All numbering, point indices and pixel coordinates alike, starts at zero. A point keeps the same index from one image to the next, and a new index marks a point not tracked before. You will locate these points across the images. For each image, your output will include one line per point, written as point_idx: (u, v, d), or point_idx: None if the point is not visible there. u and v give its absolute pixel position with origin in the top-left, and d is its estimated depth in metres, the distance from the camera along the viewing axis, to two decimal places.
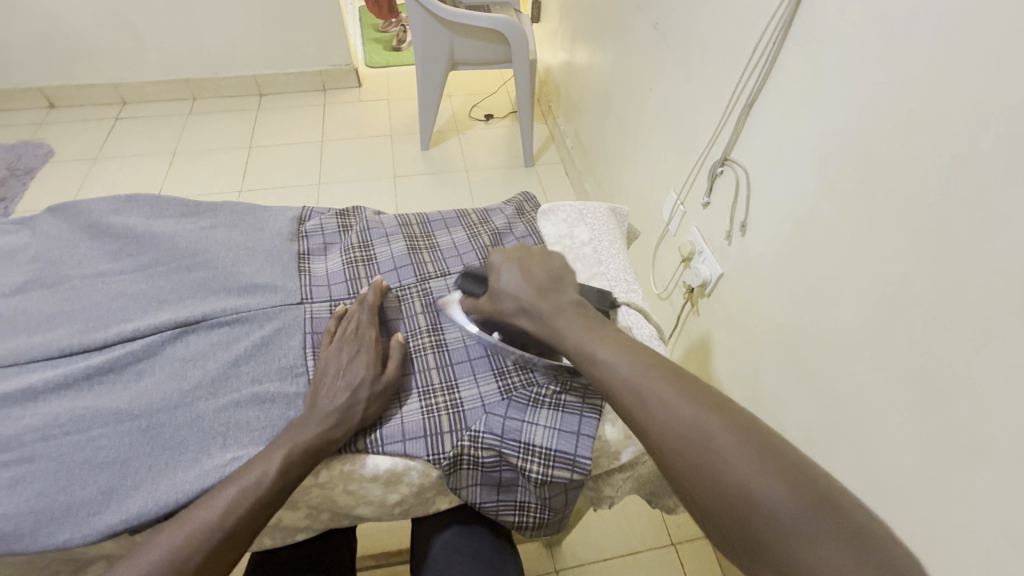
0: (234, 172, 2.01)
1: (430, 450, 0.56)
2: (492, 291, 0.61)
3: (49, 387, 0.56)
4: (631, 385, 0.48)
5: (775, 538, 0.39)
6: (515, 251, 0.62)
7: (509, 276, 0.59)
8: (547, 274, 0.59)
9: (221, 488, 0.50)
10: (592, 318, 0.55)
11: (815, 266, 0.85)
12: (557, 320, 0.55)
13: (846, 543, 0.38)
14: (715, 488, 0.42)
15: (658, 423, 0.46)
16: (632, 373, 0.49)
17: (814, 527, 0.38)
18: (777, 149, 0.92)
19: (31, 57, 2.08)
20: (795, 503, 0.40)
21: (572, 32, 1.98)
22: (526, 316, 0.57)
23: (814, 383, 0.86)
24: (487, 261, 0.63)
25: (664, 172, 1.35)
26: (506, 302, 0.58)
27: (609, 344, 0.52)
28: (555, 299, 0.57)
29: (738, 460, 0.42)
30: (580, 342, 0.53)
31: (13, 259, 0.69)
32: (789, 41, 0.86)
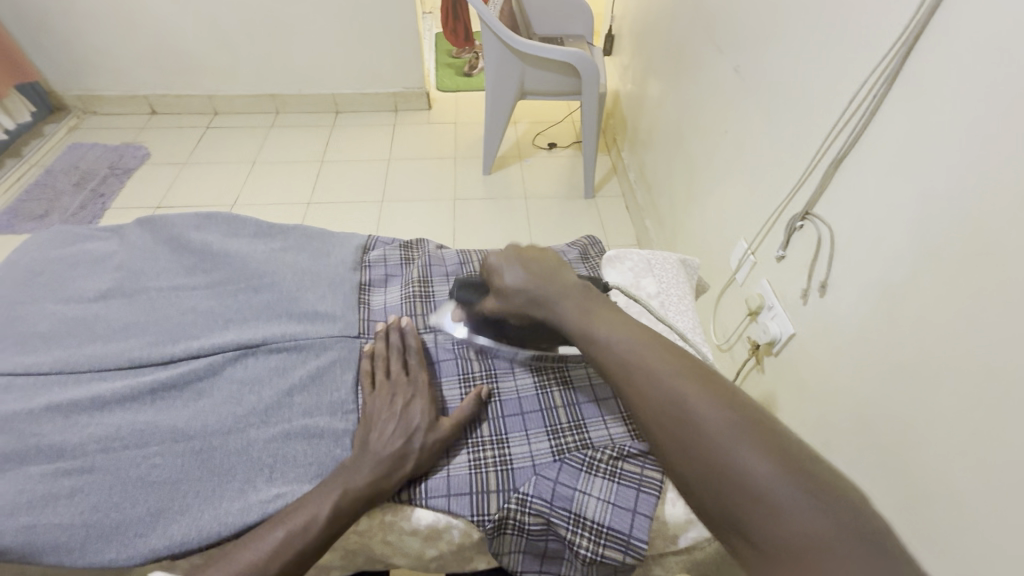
0: (305, 183, 2.11)
1: (474, 509, 0.53)
2: (497, 289, 0.62)
3: (115, 398, 0.58)
4: (623, 359, 0.51)
5: (737, 492, 0.41)
6: (510, 250, 0.63)
7: (513, 273, 0.60)
8: (544, 265, 0.61)
9: (269, 527, 0.49)
10: (591, 300, 0.57)
11: (905, 342, 0.77)
12: (562, 303, 0.57)
13: (825, 508, 0.39)
14: (694, 453, 0.44)
15: (645, 395, 0.48)
16: (627, 348, 0.52)
17: (783, 492, 0.40)
18: (868, 209, 0.85)
19: (141, 68, 2.28)
20: (775, 470, 0.41)
21: (644, 66, 1.96)
22: (537, 307, 0.59)
23: (894, 472, 0.77)
24: (486, 264, 0.64)
25: (734, 218, 1.29)
26: (516, 297, 0.60)
27: (603, 323, 0.54)
28: (560, 284, 0.59)
29: (716, 426, 0.44)
30: (579, 322, 0.55)
31: (100, 264, 0.73)
32: (891, 97, 0.80)
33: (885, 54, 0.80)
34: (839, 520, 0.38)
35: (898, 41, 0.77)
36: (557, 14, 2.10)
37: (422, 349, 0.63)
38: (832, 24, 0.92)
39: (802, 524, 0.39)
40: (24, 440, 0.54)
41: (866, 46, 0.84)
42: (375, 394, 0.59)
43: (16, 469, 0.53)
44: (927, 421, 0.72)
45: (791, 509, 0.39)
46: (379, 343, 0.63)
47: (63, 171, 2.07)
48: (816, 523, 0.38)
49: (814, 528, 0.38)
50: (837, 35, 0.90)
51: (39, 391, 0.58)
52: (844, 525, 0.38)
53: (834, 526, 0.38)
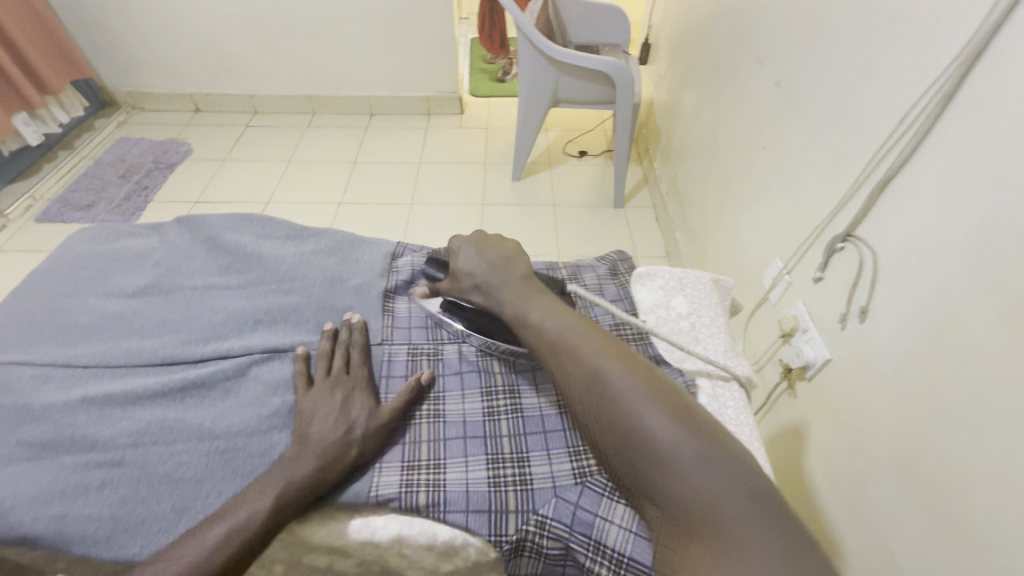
0: (337, 183, 2.14)
1: (492, 529, 0.52)
2: (454, 272, 0.66)
3: (147, 394, 0.59)
4: (554, 341, 0.55)
5: (649, 458, 0.46)
6: (474, 235, 0.67)
7: (467, 258, 0.64)
8: (501, 253, 0.64)
9: (215, 523, 0.49)
10: (529, 286, 0.61)
11: (952, 376, 0.73)
12: (500, 290, 0.61)
13: (719, 465, 0.44)
14: (612, 424, 0.48)
15: (573, 374, 0.52)
16: (560, 330, 0.55)
17: (688, 455, 0.44)
18: (917, 233, 0.81)
19: (187, 67, 2.36)
20: (681, 436, 0.45)
21: (681, 76, 1.93)
22: (480, 292, 0.62)
23: (936, 513, 0.73)
24: (449, 247, 0.68)
25: (770, 236, 1.25)
26: (464, 283, 0.64)
27: (538, 307, 0.58)
28: (504, 273, 0.62)
29: (632, 399, 0.48)
30: (515, 309, 0.59)
31: (139, 261, 0.75)
32: (947, 117, 0.76)
33: (942, 72, 0.76)
34: (731, 472, 0.43)
35: (957, 58, 0.73)
36: (594, 22, 2.09)
37: (364, 342, 0.65)
38: (885, 40, 0.88)
39: (704, 484, 0.43)
40: (60, 431, 0.56)
41: (920, 64, 0.80)
42: (311, 390, 0.59)
43: (50, 459, 0.54)
44: (974, 462, 0.68)
45: (695, 470, 0.44)
46: (324, 342, 0.63)
47: (110, 164, 2.16)
48: (712, 478, 0.43)
49: (708, 483, 0.43)
50: (890, 51, 0.87)
51: (78, 383, 0.60)
52: (741, 480, 0.43)
53: (727, 481, 0.43)
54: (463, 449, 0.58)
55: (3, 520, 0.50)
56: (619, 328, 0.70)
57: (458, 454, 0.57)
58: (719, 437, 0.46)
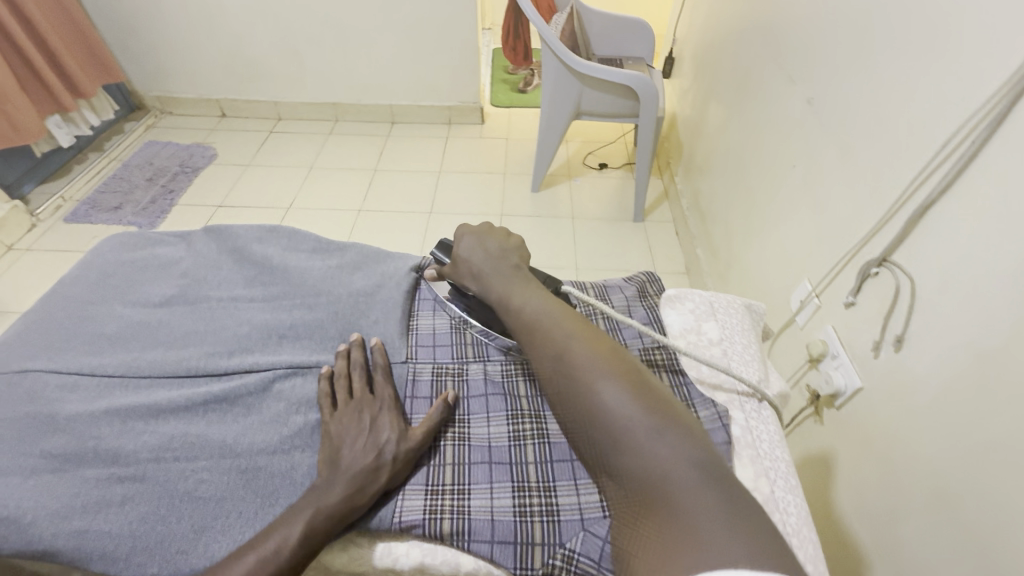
0: (357, 190, 2.16)
1: (519, 562, 0.50)
2: (454, 261, 0.66)
3: (170, 407, 0.59)
4: (530, 322, 0.55)
5: (607, 434, 0.46)
6: (480, 225, 0.67)
7: (468, 248, 0.64)
8: (500, 245, 0.64)
9: (244, 552, 0.47)
10: (520, 277, 0.60)
11: (996, 415, 0.69)
12: (490, 276, 0.61)
13: (674, 441, 0.43)
14: (575, 399, 0.48)
15: (543, 351, 0.53)
16: (536, 310, 0.56)
17: (644, 433, 0.44)
18: (959, 261, 0.78)
19: (216, 74, 2.41)
20: (640, 414, 0.45)
21: (705, 91, 1.91)
22: (474, 279, 0.63)
23: (979, 559, 0.69)
24: (455, 234, 0.67)
25: (798, 257, 1.22)
26: (462, 270, 0.64)
27: (520, 292, 0.58)
28: (499, 262, 0.62)
29: (596, 378, 0.48)
30: (501, 295, 0.59)
31: (166, 269, 0.75)
32: (996, 142, 0.73)
33: (990, 96, 0.73)
34: (687, 451, 0.43)
35: (1006, 82, 0.70)
36: (618, 36, 2.08)
37: (384, 363, 0.64)
38: (927, 61, 0.85)
39: (658, 461, 0.42)
40: (83, 443, 0.55)
41: (965, 88, 0.77)
42: (338, 413, 0.58)
43: (73, 471, 0.54)
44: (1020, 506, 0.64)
45: (649, 448, 0.43)
46: (338, 363, 0.62)
47: (138, 166, 2.20)
48: (665, 456, 0.42)
49: (663, 460, 0.42)
50: (932, 74, 0.84)
51: (102, 393, 0.60)
52: (696, 459, 0.42)
53: (682, 459, 0.42)
54: (488, 475, 0.56)
55: (23, 535, 0.49)
56: (647, 353, 0.69)
57: (483, 480, 0.56)
58: (679, 417, 0.46)
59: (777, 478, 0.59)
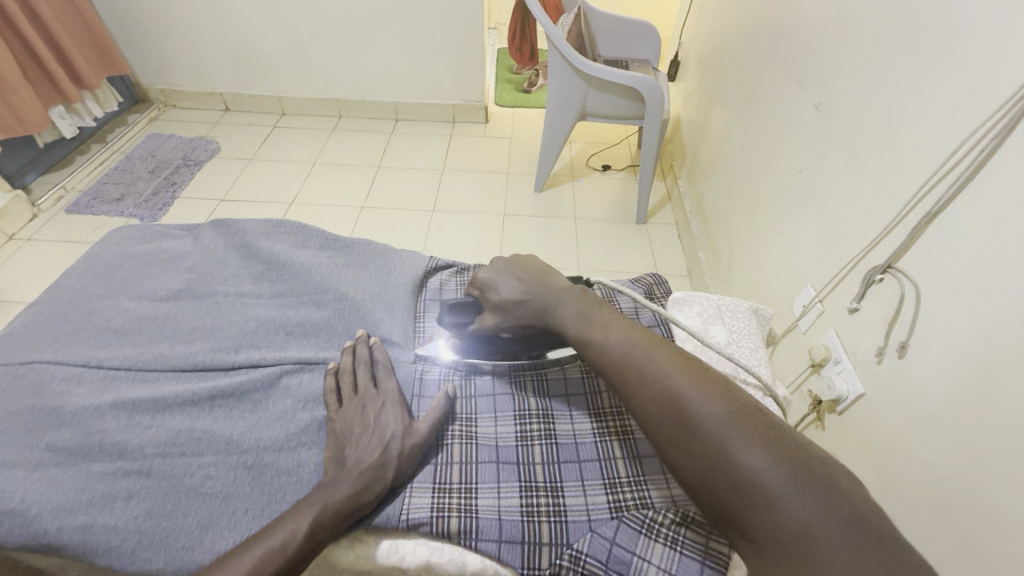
0: (360, 187, 2.15)
1: (525, 561, 0.51)
2: (494, 304, 0.63)
3: (176, 402, 0.58)
4: (623, 360, 0.53)
5: (732, 485, 0.44)
6: (502, 263, 0.65)
7: (506, 286, 0.62)
8: (540, 273, 0.63)
9: (251, 545, 0.47)
10: (588, 303, 0.59)
11: (1001, 421, 0.69)
12: (559, 309, 0.59)
13: (812, 494, 0.42)
14: (691, 450, 0.46)
15: (642, 395, 0.51)
16: (626, 349, 0.53)
17: (778, 485, 0.42)
18: (967, 266, 0.78)
19: (220, 67, 2.40)
20: (770, 464, 0.43)
21: (711, 94, 1.91)
22: (538, 315, 0.60)
23: (979, 564, 0.69)
24: (476, 281, 0.66)
25: (801, 262, 1.23)
26: (515, 309, 0.61)
27: (601, 323, 0.56)
28: (552, 290, 0.61)
29: (712, 423, 0.46)
30: (577, 328, 0.57)
31: (172, 263, 0.75)
32: (1007, 148, 0.73)
33: (1000, 104, 0.73)
34: (826, 503, 0.41)
35: (1017, 92, 0.70)
36: (624, 37, 2.08)
37: (387, 360, 0.63)
38: (938, 66, 0.85)
39: (799, 518, 0.41)
40: (89, 436, 0.55)
41: (978, 94, 0.77)
42: (343, 408, 0.58)
43: (78, 465, 0.54)
44: None
45: (786, 501, 0.41)
46: (344, 358, 0.62)
47: (140, 158, 2.20)
48: (805, 510, 0.41)
49: (802, 516, 0.41)
50: (943, 81, 0.84)
51: (108, 386, 0.60)
52: (836, 510, 0.41)
53: (823, 514, 0.40)
54: (495, 474, 0.56)
55: (28, 527, 0.49)
56: None
57: (490, 480, 0.56)
58: (804, 456, 0.45)
59: None
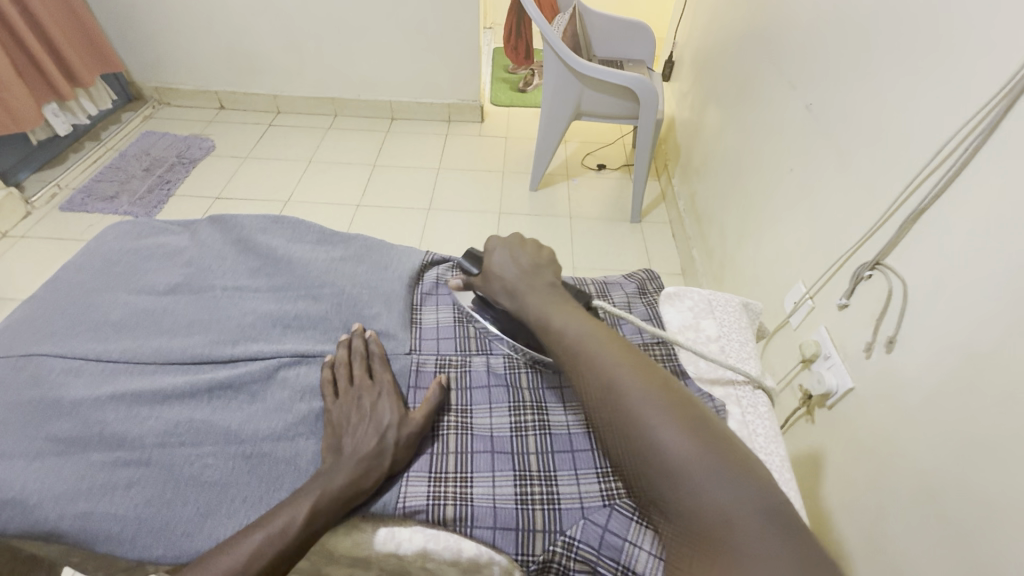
0: (356, 185, 2.16)
1: (519, 547, 0.52)
2: (485, 274, 0.66)
3: (175, 393, 0.59)
4: (573, 347, 0.54)
5: (659, 470, 0.45)
6: (509, 238, 0.67)
7: (500, 262, 0.64)
8: (533, 258, 0.64)
9: (250, 532, 0.48)
10: (555, 295, 0.60)
11: (984, 413, 0.71)
12: (527, 296, 0.60)
13: (731, 482, 0.42)
14: (625, 434, 0.47)
15: (587, 379, 0.52)
16: (578, 335, 0.54)
17: (700, 472, 0.43)
18: (952, 263, 0.80)
19: (215, 66, 2.39)
20: (695, 450, 0.44)
21: (704, 95, 1.93)
22: (509, 296, 0.63)
23: (962, 552, 0.71)
24: (484, 249, 0.68)
25: (793, 259, 1.24)
26: (494, 282, 0.64)
27: (560, 313, 0.57)
28: (533, 278, 0.62)
29: (646, 409, 0.47)
30: (538, 313, 0.58)
31: (169, 258, 0.75)
32: (990, 147, 0.75)
33: (984, 103, 0.75)
34: (742, 491, 0.42)
35: (1000, 91, 0.72)
36: (619, 37, 2.09)
37: (382, 353, 0.64)
38: (925, 67, 0.87)
39: (716, 504, 0.41)
40: (88, 427, 0.56)
41: (962, 94, 0.79)
42: (340, 400, 0.59)
43: (78, 455, 0.54)
44: (1007, 501, 0.66)
45: (705, 487, 0.42)
46: (340, 351, 0.63)
47: (134, 156, 2.19)
48: (723, 497, 0.41)
49: (719, 502, 0.41)
50: (929, 81, 0.86)
51: (107, 378, 0.60)
52: (751, 498, 0.41)
53: (739, 500, 0.41)
54: (490, 463, 0.57)
55: (30, 516, 0.50)
56: (646, 349, 0.70)
57: (485, 469, 0.57)
58: (734, 453, 0.45)
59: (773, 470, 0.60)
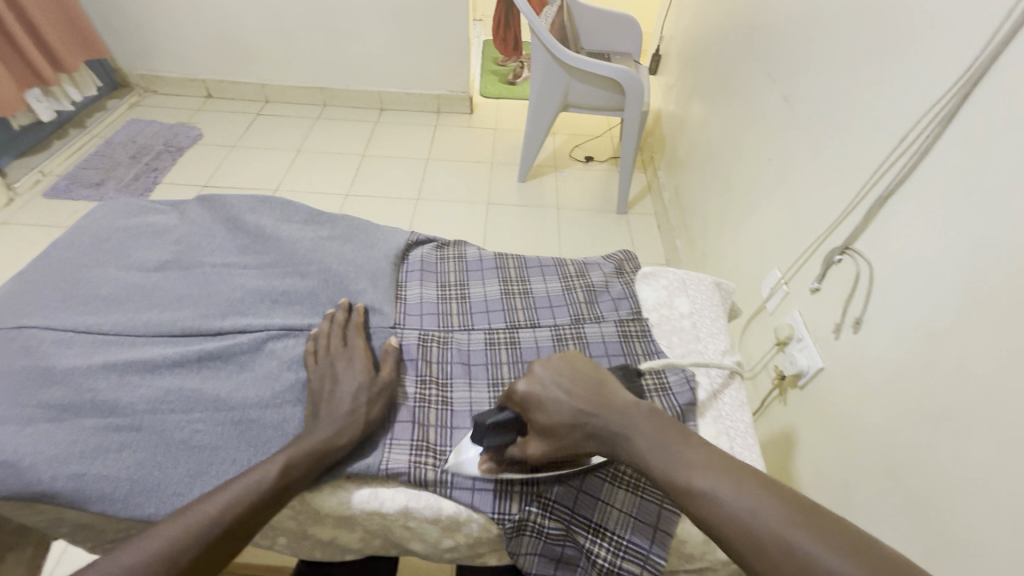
0: (344, 175, 2.16)
1: (497, 507, 0.55)
2: (544, 424, 0.54)
3: (165, 363, 0.61)
4: (733, 516, 0.43)
5: None
6: (543, 368, 0.56)
7: (557, 402, 0.53)
8: (589, 381, 0.54)
9: (234, 483, 0.50)
10: (657, 426, 0.50)
11: (940, 388, 0.75)
12: (629, 439, 0.50)
13: None
14: None
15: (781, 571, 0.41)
16: (737, 501, 0.44)
17: None
18: (914, 245, 0.84)
19: (202, 54, 2.38)
20: None
21: (689, 88, 1.96)
22: (598, 440, 0.52)
23: (918, 518, 0.75)
24: (515, 393, 0.56)
25: (770, 246, 1.28)
26: (566, 432, 0.53)
27: (689, 460, 0.47)
28: (614, 412, 0.52)
29: None
30: (660, 464, 0.48)
31: (159, 236, 0.77)
32: (947, 137, 0.79)
33: (943, 94, 0.79)
34: None
35: (958, 82, 0.77)
36: (606, 30, 2.12)
37: (362, 321, 0.67)
38: (892, 59, 0.91)
39: None
40: (80, 394, 0.58)
41: (923, 85, 0.83)
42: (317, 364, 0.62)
43: (71, 420, 0.56)
44: (959, 467, 0.70)
45: None
46: (324, 322, 0.66)
47: (121, 144, 2.18)
48: None
49: None
50: (896, 72, 0.90)
51: (98, 349, 0.62)
52: None
53: None
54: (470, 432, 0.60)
55: (22, 476, 0.51)
56: (623, 323, 0.72)
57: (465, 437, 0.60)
58: None
59: (737, 435, 0.64)
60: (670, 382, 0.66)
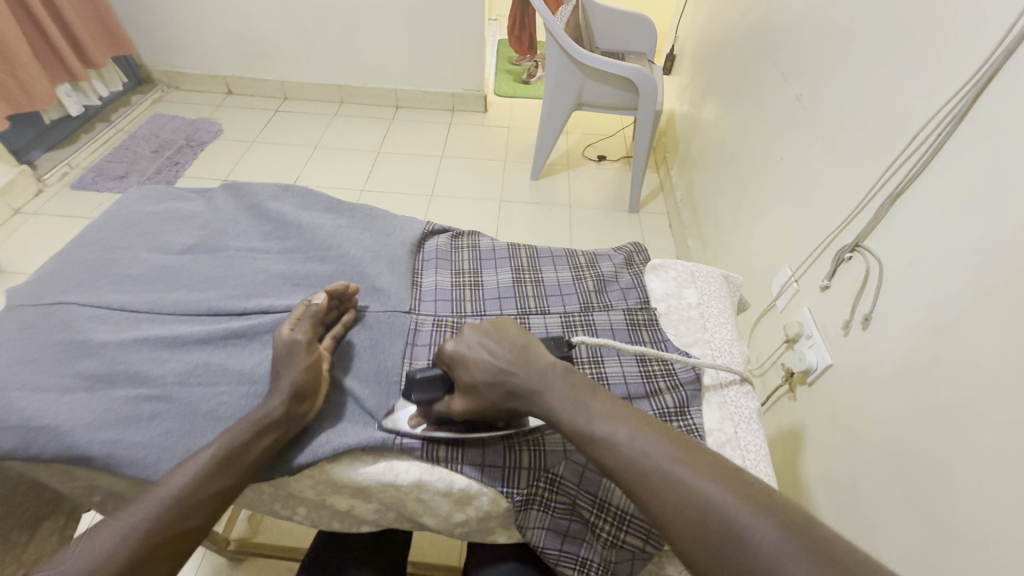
0: (359, 171, 2.20)
1: (505, 482, 0.58)
2: (467, 381, 0.58)
3: (191, 339, 0.64)
4: (636, 464, 0.49)
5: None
6: (472, 330, 0.60)
7: (481, 361, 0.57)
8: (514, 344, 0.58)
9: (185, 465, 0.53)
10: (570, 383, 0.56)
11: (946, 383, 0.76)
12: (544, 397, 0.55)
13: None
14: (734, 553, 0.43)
15: (671, 507, 0.46)
16: (633, 447, 0.50)
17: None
18: (922, 243, 0.84)
19: (223, 51, 2.44)
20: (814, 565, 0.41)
21: (704, 89, 1.96)
22: (515, 398, 0.56)
23: (922, 510, 0.76)
24: (444, 354, 0.60)
25: (781, 245, 1.29)
26: (486, 390, 0.57)
27: (596, 413, 0.53)
28: (532, 372, 0.56)
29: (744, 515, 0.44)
30: (571, 419, 0.53)
31: (186, 221, 0.80)
32: (959, 135, 0.79)
33: (955, 92, 0.79)
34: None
35: (970, 80, 0.77)
36: (620, 30, 2.13)
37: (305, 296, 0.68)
38: (904, 57, 0.91)
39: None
40: (113, 365, 0.61)
41: (936, 82, 0.84)
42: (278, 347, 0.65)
43: (105, 390, 0.59)
44: (963, 459, 0.71)
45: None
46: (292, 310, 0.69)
47: (144, 138, 2.24)
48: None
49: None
50: (908, 70, 0.90)
51: (130, 325, 0.65)
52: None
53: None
54: None
55: (61, 440, 0.55)
56: (633, 312, 0.74)
57: None
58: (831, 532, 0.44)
59: (741, 420, 0.66)
60: (676, 369, 0.68)
